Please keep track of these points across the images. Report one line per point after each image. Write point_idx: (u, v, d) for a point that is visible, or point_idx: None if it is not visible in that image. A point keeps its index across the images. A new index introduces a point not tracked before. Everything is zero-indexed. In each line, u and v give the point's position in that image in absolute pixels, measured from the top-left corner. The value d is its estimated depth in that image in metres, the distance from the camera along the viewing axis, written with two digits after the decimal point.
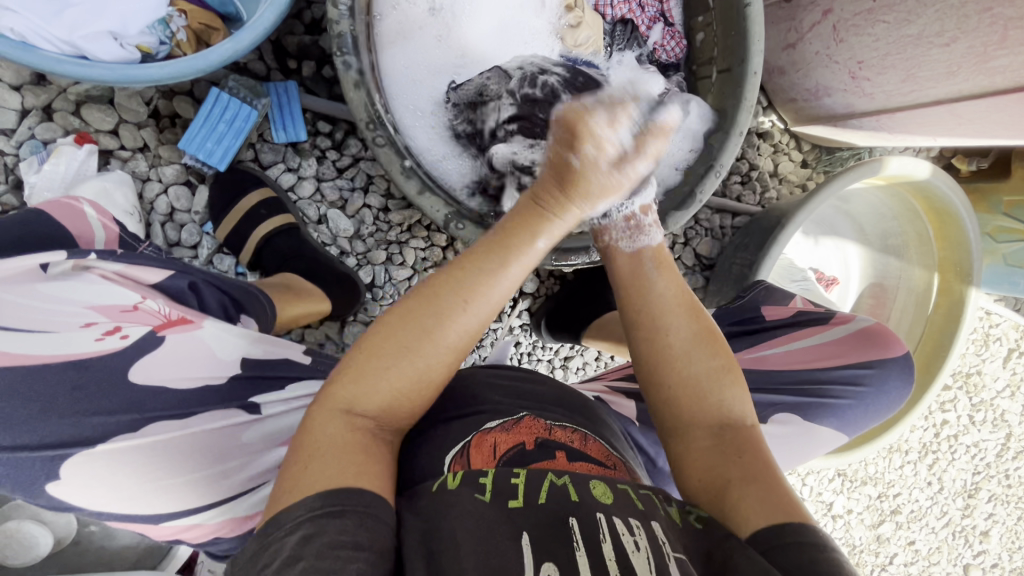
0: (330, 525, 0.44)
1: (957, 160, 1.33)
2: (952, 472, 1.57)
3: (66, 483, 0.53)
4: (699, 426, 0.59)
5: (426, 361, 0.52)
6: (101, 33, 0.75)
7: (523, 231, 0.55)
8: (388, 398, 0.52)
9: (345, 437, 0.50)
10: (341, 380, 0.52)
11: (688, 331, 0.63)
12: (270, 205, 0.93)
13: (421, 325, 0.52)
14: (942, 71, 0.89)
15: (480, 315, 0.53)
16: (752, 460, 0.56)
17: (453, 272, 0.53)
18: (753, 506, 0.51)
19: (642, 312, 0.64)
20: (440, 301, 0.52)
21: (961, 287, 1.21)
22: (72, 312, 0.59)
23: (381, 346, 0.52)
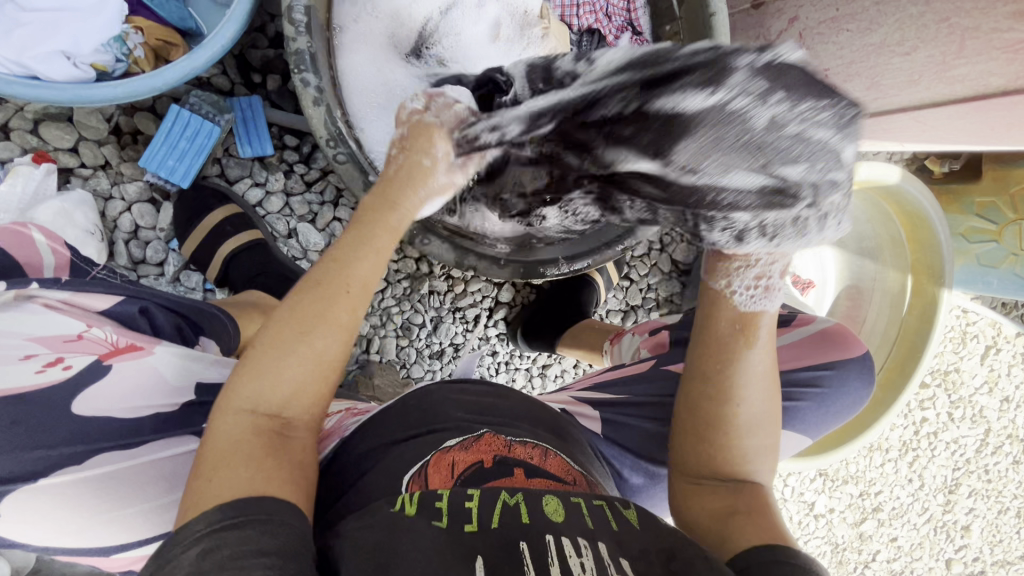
0: (230, 537, 0.43)
1: (930, 161, 1.35)
2: (933, 469, 1.58)
3: (7, 519, 0.53)
4: (721, 465, 0.62)
5: (323, 348, 0.52)
6: (52, 53, 0.73)
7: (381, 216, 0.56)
8: (290, 392, 0.51)
9: (242, 444, 0.49)
10: (238, 379, 0.51)
11: (763, 407, 0.62)
12: (236, 221, 0.92)
13: (302, 313, 0.52)
14: (905, 79, 0.89)
15: (362, 298, 0.54)
16: (759, 501, 0.59)
17: (323, 261, 0.54)
18: (752, 533, 0.55)
19: (709, 360, 0.62)
20: (320, 288, 0.52)
21: (934, 289, 1.20)
22: (12, 344, 0.57)
23: (273, 340, 0.51)
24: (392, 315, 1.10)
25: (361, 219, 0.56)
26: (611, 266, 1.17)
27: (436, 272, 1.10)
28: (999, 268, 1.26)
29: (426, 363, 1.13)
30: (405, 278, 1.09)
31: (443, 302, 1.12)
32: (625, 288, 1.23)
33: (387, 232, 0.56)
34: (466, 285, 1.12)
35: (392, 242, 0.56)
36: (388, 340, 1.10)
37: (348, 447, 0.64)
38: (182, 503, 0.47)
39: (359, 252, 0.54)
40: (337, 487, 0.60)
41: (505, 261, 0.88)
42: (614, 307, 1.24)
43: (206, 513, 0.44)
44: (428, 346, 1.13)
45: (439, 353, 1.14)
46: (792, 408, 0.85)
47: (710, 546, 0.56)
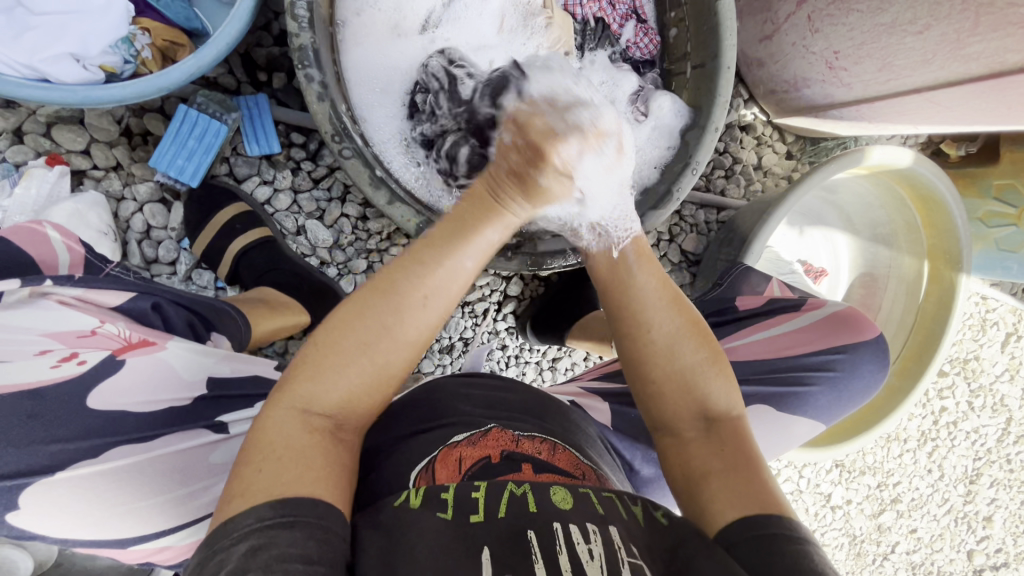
0: (276, 536, 0.44)
1: (946, 146, 1.32)
2: (952, 459, 1.55)
3: (26, 512, 0.53)
4: (684, 421, 0.61)
5: (386, 357, 0.52)
6: (61, 56, 0.75)
7: (481, 223, 0.56)
8: (343, 395, 0.52)
9: (302, 438, 0.50)
10: (296, 379, 0.51)
11: (693, 352, 0.62)
12: (245, 219, 0.93)
13: (376, 318, 0.52)
14: (918, 59, 0.88)
15: (435, 313, 0.54)
16: (735, 453, 0.58)
17: (401, 268, 0.53)
18: (731, 500, 0.54)
19: (623, 310, 0.63)
20: (394, 297, 0.52)
21: (951, 275, 1.18)
22: (28, 340, 0.59)
23: (338, 344, 0.51)
24: None
25: (452, 234, 0.55)
26: None
27: None
28: (1018, 253, 1.23)
29: (436, 357, 1.13)
30: None
31: None
32: None
33: (473, 255, 0.55)
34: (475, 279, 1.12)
35: (475, 266, 0.56)
36: None
37: (359, 440, 0.64)
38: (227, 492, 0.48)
39: (443, 271, 0.53)
40: None
41: (512, 254, 0.88)
42: None
43: (256, 506, 0.45)
44: (438, 341, 1.13)
45: (449, 348, 1.14)
46: (804, 395, 0.84)
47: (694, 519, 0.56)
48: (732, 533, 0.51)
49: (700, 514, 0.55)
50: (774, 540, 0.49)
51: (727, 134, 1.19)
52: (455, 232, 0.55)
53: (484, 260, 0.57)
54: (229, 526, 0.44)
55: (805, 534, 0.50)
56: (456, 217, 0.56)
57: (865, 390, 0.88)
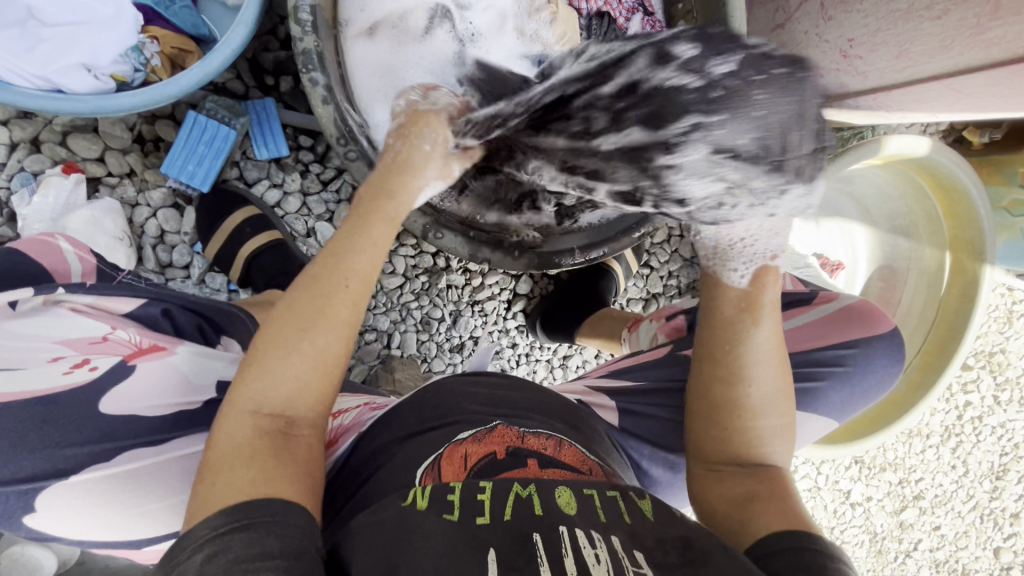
0: (235, 540, 0.44)
1: (968, 132, 1.27)
2: (978, 455, 1.51)
3: (42, 515, 0.56)
4: (731, 456, 0.63)
5: (323, 340, 0.53)
6: (73, 67, 0.76)
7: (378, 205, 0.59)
8: (291, 392, 0.52)
9: (248, 444, 0.50)
10: (235, 390, 0.52)
11: (771, 381, 0.63)
12: (255, 222, 0.94)
13: (301, 309, 0.53)
14: (935, 46, 0.84)
15: (364, 292, 0.56)
16: (776, 489, 0.60)
17: (320, 260, 0.56)
18: (778, 518, 0.56)
19: (727, 356, 0.62)
20: (321, 286, 0.54)
21: (975, 266, 1.15)
22: (42, 347, 0.61)
23: (269, 343, 0.53)
24: (411, 310, 1.10)
25: (359, 217, 0.58)
26: (629, 254, 1.17)
27: (453, 266, 1.10)
28: None
29: (447, 357, 1.13)
30: (422, 272, 1.09)
31: (461, 296, 1.12)
32: (646, 276, 1.21)
33: (379, 231, 0.58)
34: (484, 278, 1.12)
35: (385, 240, 0.58)
36: (409, 336, 1.10)
37: (368, 442, 0.65)
38: (191, 506, 0.48)
39: (355, 250, 0.56)
40: (354, 480, 0.61)
41: (519, 253, 0.88)
42: (635, 296, 1.22)
43: (210, 517, 0.45)
44: (448, 340, 1.13)
45: (460, 346, 1.14)
46: (816, 390, 0.82)
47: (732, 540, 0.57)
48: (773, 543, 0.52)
49: (739, 531, 0.57)
50: (822, 556, 0.50)
51: None
52: (362, 214, 0.58)
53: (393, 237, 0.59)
54: (187, 539, 0.45)
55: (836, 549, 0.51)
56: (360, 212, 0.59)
57: (880, 383, 0.86)
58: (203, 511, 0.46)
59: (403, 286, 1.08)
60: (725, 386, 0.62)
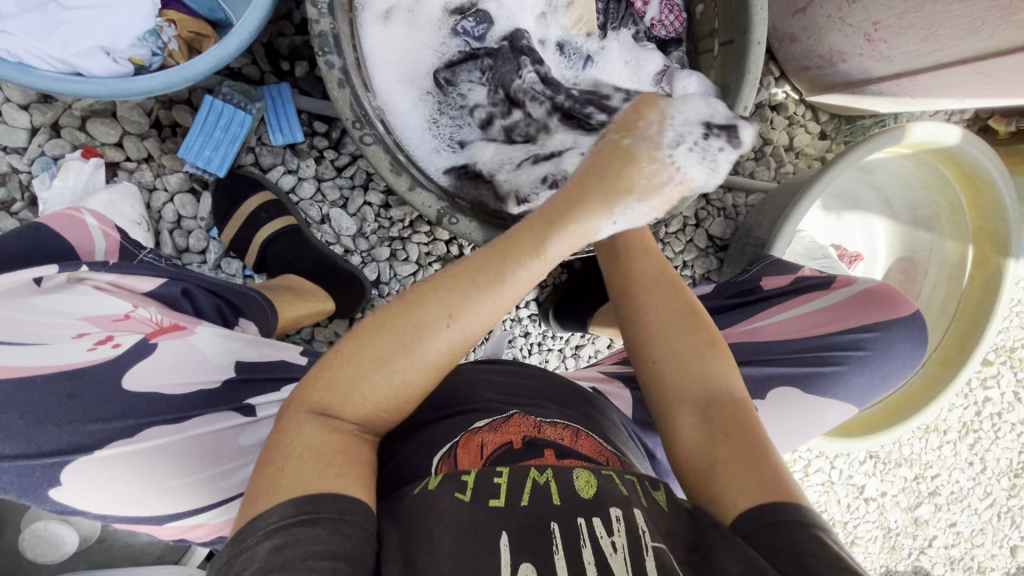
0: (302, 533, 0.43)
1: (994, 121, 1.24)
2: (996, 451, 1.49)
3: (67, 489, 0.56)
4: (686, 405, 0.58)
5: (402, 371, 0.49)
6: (92, 49, 0.77)
7: (514, 249, 0.52)
8: (373, 409, 0.50)
9: (316, 440, 0.48)
10: (313, 386, 0.50)
11: (670, 303, 0.62)
12: (272, 207, 0.95)
13: (403, 334, 0.49)
14: (966, 28, 0.83)
15: (471, 328, 0.50)
16: (740, 432, 0.55)
17: (439, 282, 0.51)
18: (740, 484, 0.51)
19: (620, 294, 0.64)
20: (422, 313, 0.49)
21: (999, 260, 1.13)
22: (65, 324, 0.62)
23: (358, 353, 0.50)
24: None
25: (498, 250, 0.52)
26: None
27: None
28: None
29: None
30: None
31: None
32: None
33: (518, 272, 0.51)
34: None
35: (519, 284, 0.52)
36: None
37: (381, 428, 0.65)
38: (247, 496, 0.47)
39: (479, 290, 0.50)
40: None
41: None
42: None
43: (281, 504, 0.44)
44: None
45: None
46: (833, 378, 0.81)
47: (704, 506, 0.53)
48: (746, 523, 0.48)
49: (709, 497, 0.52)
50: (794, 527, 0.47)
51: (758, 114, 1.15)
52: (503, 248, 0.51)
53: (530, 283, 0.53)
54: (251, 525, 0.44)
55: (815, 520, 0.48)
56: (498, 246, 0.52)
57: (899, 370, 0.84)
58: (269, 501, 0.45)
59: None
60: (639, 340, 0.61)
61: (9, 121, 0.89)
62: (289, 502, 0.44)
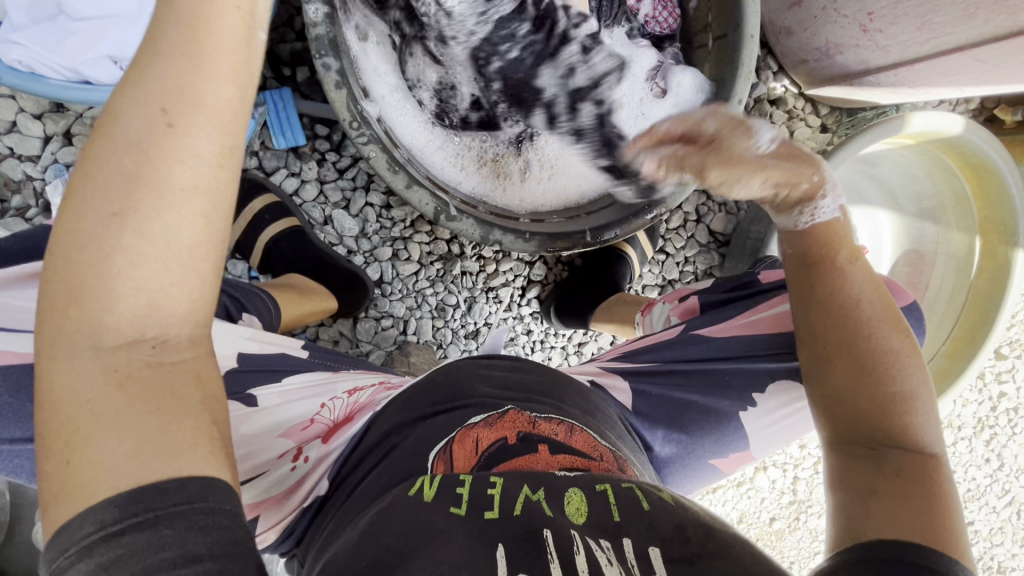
0: (139, 541, 0.33)
1: (1000, 110, 1.23)
2: (1014, 448, 1.46)
3: None
4: (864, 442, 0.58)
5: (157, 221, 0.35)
6: (100, 58, 0.79)
7: (210, 10, 0.36)
8: (146, 298, 0.36)
9: (105, 386, 0.35)
10: (59, 309, 0.36)
11: (894, 342, 0.60)
12: (274, 208, 0.98)
13: (122, 171, 0.35)
14: (960, 14, 0.83)
15: (218, 134, 0.37)
16: (916, 485, 0.54)
17: (129, 88, 0.36)
18: (887, 522, 0.51)
19: (844, 315, 0.61)
20: (138, 146, 0.35)
21: (1006, 250, 1.10)
22: None
23: (82, 228, 0.35)
24: (427, 296, 1.10)
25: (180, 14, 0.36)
26: (644, 238, 1.15)
27: (467, 253, 1.10)
28: None
29: (462, 343, 1.14)
30: (437, 259, 1.09)
31: (475, 283, 1.12)
32: (661, 263, 1.20)
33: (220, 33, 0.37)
34: (498, 265, 1.12)
35: (233, 53, 0.37)
36: (424, 322, 1.10)
37: (380, 421, 0.66)
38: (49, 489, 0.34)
39: (187, 76, 0.36)
40: (366, 460, 0.62)
41: (531, 235, 0.87)
42: (651, 282, 1.21)
43: (98, 508, 0.33)
44: (463, 326, 1.13)
45: (474, 333, 1.14)
46: None
47: (834, 533, 0.53)
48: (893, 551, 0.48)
49: (849, 521, 0.53)
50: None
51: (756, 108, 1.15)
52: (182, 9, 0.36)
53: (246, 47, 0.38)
54: (60, 538, 0.34)
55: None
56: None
57: None
58: (84, 492, 0.34)
59: (418, 272, 1.09)
60: (844, 346, 0.61)
61: (24, 130, 0.92)
62: (113, 499, 0.34)
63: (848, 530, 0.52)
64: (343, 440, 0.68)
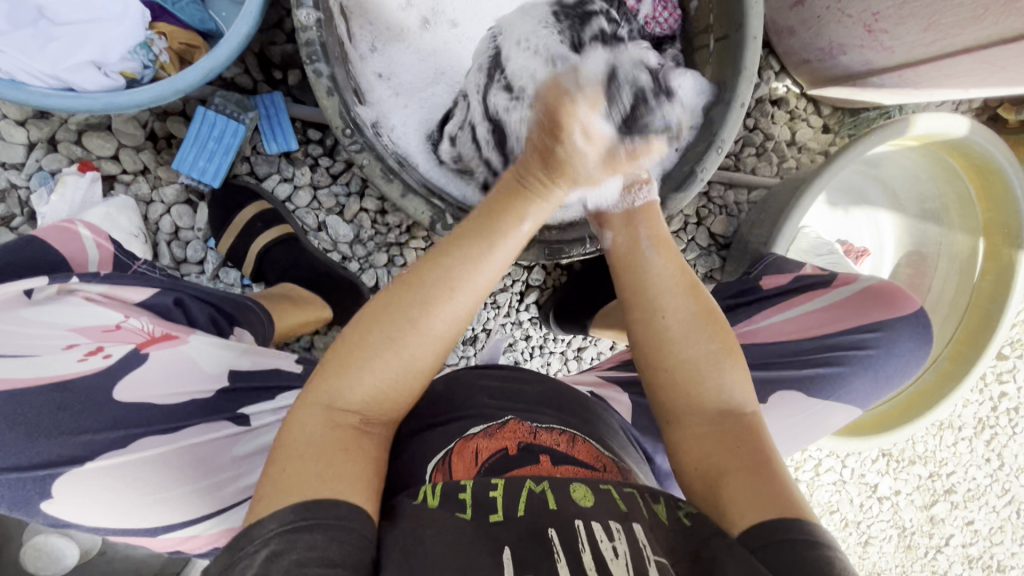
0: (299, 540, 0.42)
1: (1003, 110, 1.21)
2: (1014, 448, 1.45)
3: (60, 501, 0.57)
4: (695, 414, 0.59)
5: (411, 351, 0.51)
6: (83, 64, 0.77)
7: (503, 218, 0.56)
8: (382, 390, 0.51)
9: (328, 434, 0.49)
10: (323, 376, 0.51)
11: (683, 305, 0.62)
12: (266, 216, 0.95)
13: (405, 313, 0.51)
14: (968, 16, 0.80)
15: (469, 302, 0.53)
16: (750, 450, 0.56)
17: (428, 260, 0.53)
18: (746, 501, 0.52)
19: (635, 295, 0.63)
20: (423, 290, 0.52)
21: (1011, 252, 1.09)
22: (55, 336, 0.63)
23: (366, 340, 0.51)
24: None
25: (480, 228, 0.55)
26: None
27: None
28: None
29: (459, 349, 1.12)
30: None
31: None
32: None
33: (503, 246, 0.55)
34: None
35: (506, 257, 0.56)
36: None
37: None
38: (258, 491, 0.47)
39: (470, 262, 0.53)
40: None
41: (529, 244, 0.86)
42: None
43: (279, 511, 0.44)
44: (461, 332, 1.12)
45: (472, 339, 1.12)
46: (832, 375, 0.80)
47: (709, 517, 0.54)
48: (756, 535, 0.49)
49: (717, 511, 0.53)
50: (800, 543, 0.47)
51: (758, 109, 1.12)
52: (486, 224, 0.56)
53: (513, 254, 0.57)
54: (251, 531, 0.43)
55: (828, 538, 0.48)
56: (484, 216, 0.56)
57: (902, 367, 0.83)
58: (273, 503, 0.45)
59: None
60: (650, 324, 0.61)
61: (7, 137, 0.90)
62: (295, 506, 0.44)
63: (722, 515, 0.52)
64: None
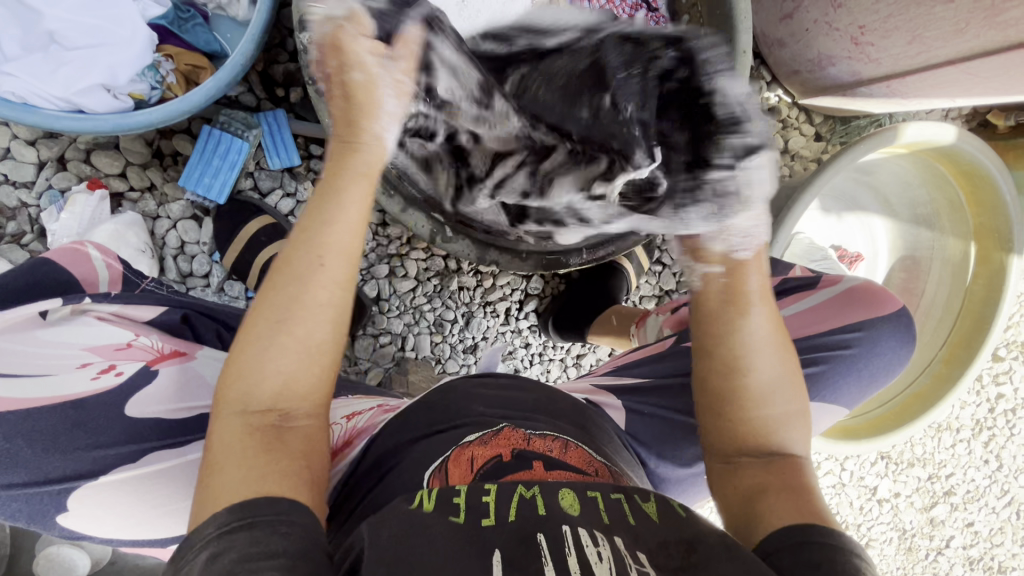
0: (238, 539, 0.42)
1: (992, 116, 1.23)
2: (1012, 449, 1.47)
3: (76, 513, 0.59)
4: (749, 440, 0.59)
5: (306, 328, 0.50)
6: (93, 87, 0.80)
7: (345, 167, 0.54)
8: (285, 384, 0.49)
9: (239, 439, 0.47)
10: (224, 384, 0.49)
11: (765, 333, 0.58)
12: (270, 230, 0.97)
13: (283, 292, 0.50)
14: (950, 29, 0.83)
15: (344, 263, 0.52)
16: (794, 479, 0.57)
17: (295, 238, 0.52)
18: (782, 516, 0.53)
19: (722, 319, 0.58)
20: (292, 268, 0.51)
21: (1001, 256, 1.11)
22: (70, 356, 0.65)
23: (252, 332, 0.50)
24: (424, 312, 1.11)
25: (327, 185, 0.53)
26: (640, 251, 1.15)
27: (464, 268, 1.10)
28: None
29: (460, 358, 1.14)
30: (434, 275, 1.10)
31: (473, 297, 1.12)
32: (658, 273, 1.20)
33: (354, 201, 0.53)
34: (495, 279, 1.12)
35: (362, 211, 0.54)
36: (423, 338, 1.10)
37: (378, 442, 0.66)
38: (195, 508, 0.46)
39: (327, 224, 0.52)
40: (365, 482, 0.61)
41: (527, 255, 0.89)
42: (648, 293, 1.21)
43: (216, 514, 0.43)
44: (461, 341, 1.14)
45: (473, 348, 1.15)
46: (824, 379, 0.81)
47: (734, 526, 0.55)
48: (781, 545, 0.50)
49: (746, 520, 0.55)
50: (832, 554, 0.48)
51: None
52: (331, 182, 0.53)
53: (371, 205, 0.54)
54: (189, 539, 0.43)
55: (856, 550, 0.49)
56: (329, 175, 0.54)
57: (892, 370, 0.85)
58: (209, 507, 0.44)
59: (415, 289, 1.09)
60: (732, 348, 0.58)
61: (18, 157, 0.92)
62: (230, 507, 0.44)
63: (752, 522, 0.54)
64: (344, 464, 0.67)
